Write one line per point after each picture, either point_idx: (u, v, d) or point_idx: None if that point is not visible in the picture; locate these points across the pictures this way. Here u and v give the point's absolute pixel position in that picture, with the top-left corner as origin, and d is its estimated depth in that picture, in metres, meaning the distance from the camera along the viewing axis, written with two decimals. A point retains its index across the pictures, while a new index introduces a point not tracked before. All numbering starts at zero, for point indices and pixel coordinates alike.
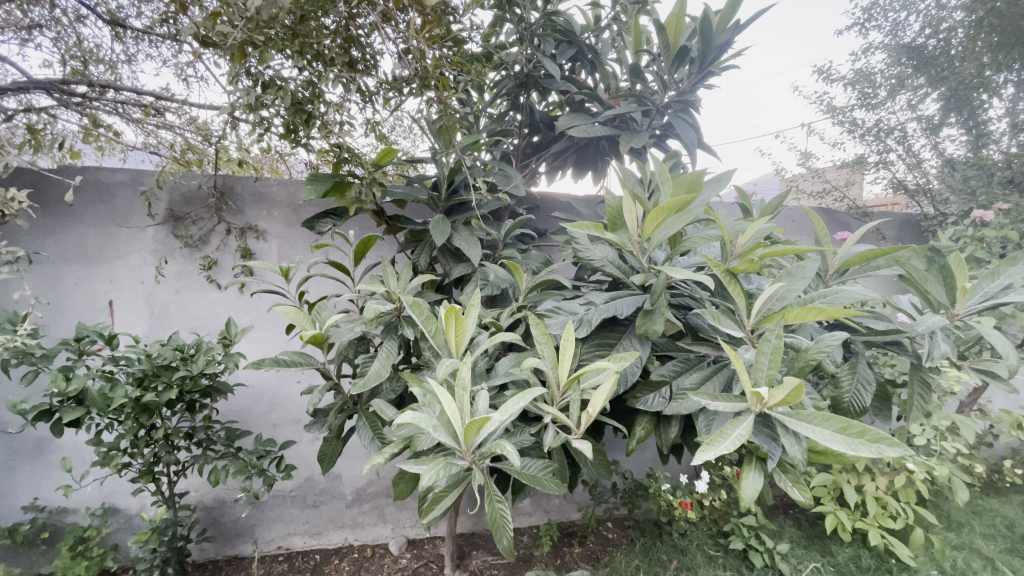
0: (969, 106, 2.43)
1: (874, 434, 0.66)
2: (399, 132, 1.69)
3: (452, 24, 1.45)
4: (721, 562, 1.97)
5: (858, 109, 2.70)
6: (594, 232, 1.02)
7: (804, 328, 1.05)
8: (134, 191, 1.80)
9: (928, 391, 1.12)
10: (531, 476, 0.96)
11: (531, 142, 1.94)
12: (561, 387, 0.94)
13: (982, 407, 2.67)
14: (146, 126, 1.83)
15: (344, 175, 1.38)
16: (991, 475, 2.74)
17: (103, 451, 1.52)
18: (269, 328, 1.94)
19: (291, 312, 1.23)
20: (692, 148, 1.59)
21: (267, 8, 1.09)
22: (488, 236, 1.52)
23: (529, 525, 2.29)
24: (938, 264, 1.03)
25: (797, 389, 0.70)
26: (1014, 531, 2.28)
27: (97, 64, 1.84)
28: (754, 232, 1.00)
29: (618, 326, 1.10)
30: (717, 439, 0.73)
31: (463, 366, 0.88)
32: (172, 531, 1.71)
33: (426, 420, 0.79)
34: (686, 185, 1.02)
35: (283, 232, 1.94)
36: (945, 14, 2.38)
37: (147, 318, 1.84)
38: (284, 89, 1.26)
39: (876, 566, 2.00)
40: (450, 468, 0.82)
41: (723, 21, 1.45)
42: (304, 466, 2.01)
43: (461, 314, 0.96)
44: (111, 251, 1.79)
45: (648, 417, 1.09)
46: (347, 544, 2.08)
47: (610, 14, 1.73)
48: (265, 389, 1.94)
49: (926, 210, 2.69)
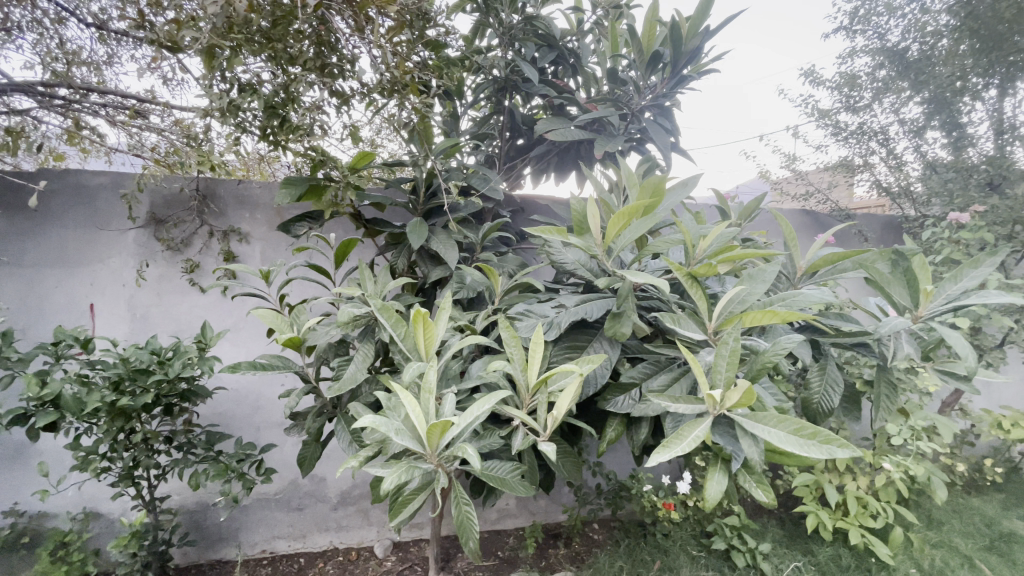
0: (949, 108, 2.44)
1: (826, 436, 0.67)
2: (383, 135, 1.67)
3: (429, 30, 1.46)
4: (703, 562, 1.98)
5: (843, 112, 2.70)
6: (558, 237, 1.04)
7: (771, 329, 1.06)
8: (114, 194, 1.80)
9: (894, 392, 1.13)
10: (499, 478, 0.95)
11: (515, 145, 1.95)
12: (529, 390, 0.94)
13: (963, 407, 2.70)
14: (130, 128, 1.82)
15: (320, 179, 1.37)
16: (972, 473, 2.78)
17: (81, 455, 1.51)
18: (251, 331, 1.94)
19: (268, 315, 1.24)
20: (667, 151, 1.60)
21: (225, 9, 1.10)
22: (466, 238, 1.53)
23: (514, 527, 2.30)
24: (902, 267, 1.04)
25: (749, 391, 0.72)
26: (992, 528, 2.31)
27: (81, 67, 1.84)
28: (718, 234, 1.01)
29: (589, 329, 1.11)
30: (674, 441, 0.75)
31: (429, 369, 0.88)
32: (153, 536, 1.70)
33: (388, 424, 0.79)
34: (649, 190, 0.99)
35: (266, 234, 1.94)
36: (929, 18, 2.39)
37: (129, 321, 1.83)
38: (259, 92, 1.27)
39: (856, 565, 2.02)
40: (414, 471, 0.82)
41: (694, 27, 1.47)
42: (287, 469, 2.01)
43: (430, 318, 0.96)
44: (92, 254, 1.78)
45: (618, 418, 1.09)
46: (332, 547, 2.08)
47: (592, 19, 1.76)
48: (247, 392, 1.94)
49: (908, 212, 2.77)
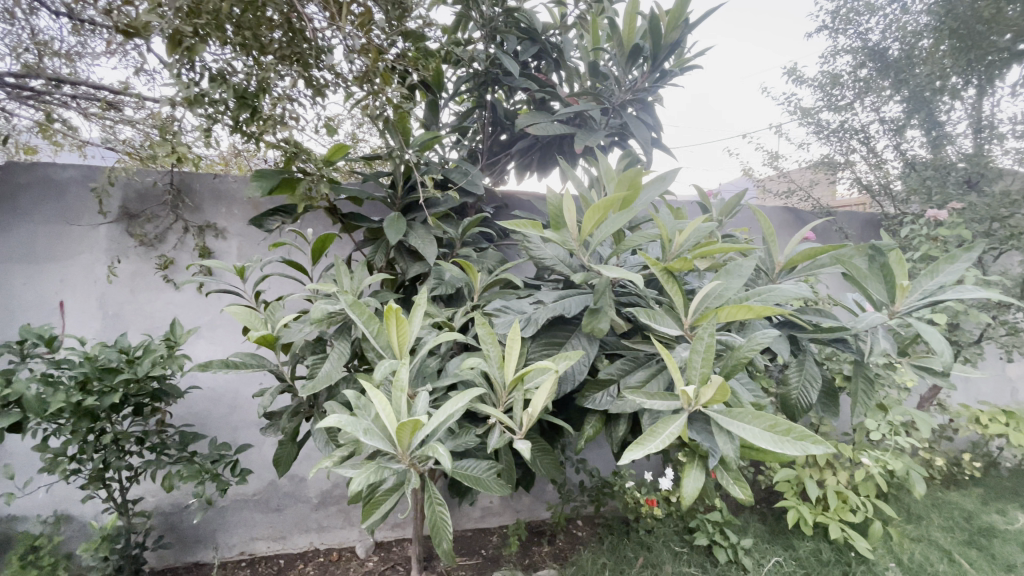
0: (928, 107, 2.46)
1: (800, 432, 0.66)
2: (362, 128, 1.64)
3: (409, 22, 1.43)
4: (686, 558, 1.98)
5: (825, 111, 2.71)
6: (534, 232, 1.03)
7: (749, 325, 1.06)
8: (85, 188, 1.74)
9: (871, 388, 1.13)
10: (475, 477, 0.93)
11: (498, 140, 1.91)
12: (505, 387, 0.92)
13: (941, 402, 2.74)
14: (103, 121, 1.77)
15: (293, 172, 1.35)
16: (951, 468, 2.83)
17: (49, 457, 1.46)
18: (227, 328, 1.89)
19: (241, 312, 1.20)
20: (648, 147, 1.59)
21: None
22: (446, 234, 1.50)
23: (498, 525, 2.28)
24: (879, 262, 1.03)
25: (723, 387, 0.71)
26: (970, 522, 2.35)
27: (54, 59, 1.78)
28: (694, 230, 1.01)
29: (568, 326, 1.10)
30: (648, 439, 0.74)
31: (401, 367, 0.86)
32: (125, 539, 1.66)
33: (356, 423, 0.77)
34: (626, 183, 0.99)
35: (243, 230, 1.89)
36: (909, 18, 2.41)
37: (100, 318, 1.77)
38: (229, 81, 1.24)
39: (836, 559, 2.04)
40: (383, 471, 0.80)
41: (675, 20, 1.48)
42: (264, 470, 1.97)
43: (403, 314, 0.93)
44: (61, 250, 1.73)
45: (597, 415, 1.08)
46: (313, 548, 2.05)
47: (574, 13, 1.75)
48: (224, 391, 1.89)
49: (887, 210, 2.80)
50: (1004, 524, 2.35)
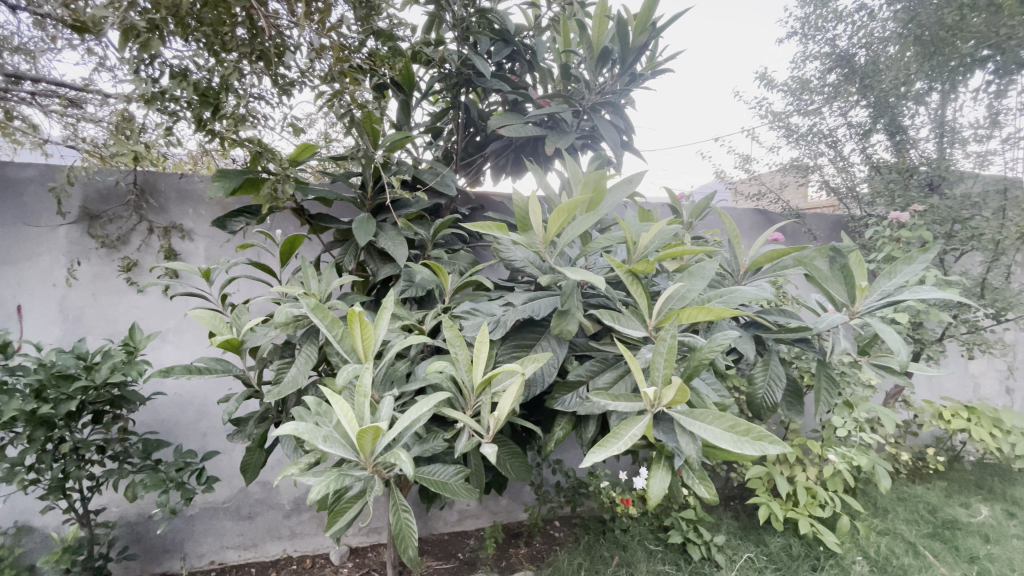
0: (892, 113, 2.52)
1: (758, 432, 0.68)
2: (333, 128, 1.62)
3: (379, 22, 1.42)
4: (660, 556, 2.00)
5: (795, 116, 2.81)
6: (500, 234, 1.02)
7: (715, 325, 1.07)
8: (43, 187, 1.68)
9: (833, 386, 1.16)
10: (441, 482, 0.92)
11: (473, 141, 1.89)
12: (473, 391, 0.92)
13: (906, 399, 2.83)
14: (64, 118, 1.70)
15: (258, 172, 1.31)
16: (916, 462, 2.92)
17: (5, 468, 1.40)
18: (194, 332, 1.85)
19: (204, 316, 1.16)
20: (617, 148, 1.61)
21: None
22: (417, 235, 1.49)
23: (475, 527, 2.28)
24: (839, 264, 1.05)
25: (683, 388, 0.72)
26: (935, 515, 2.43)
27: (11, 53, 1.68)
28: (660, 232, 1.02)
29: (537, 328, 1.10)
30: (611, 440, 0.74)
31: (365, 371, 0.84)
32: (88, 551, 1.60)
33: (315, 430, 0.75)
34: (591, 186, 1.00)
35: (210, 231, 1.85)
36: (876, 25, 2.51)
37: (60, 323, 1.71)
38: (189, 79, 1.21)
39: (805, 554, 2.08)
40: (344, 479, 0.78)
41: (644, 23, 1.50)
42: (234, 476, 1.92)
43: (367, 317, 0.91)
44: (18, 252, 1.66)
45: (567, 417, 1.08)
46: (286, 556, 2.01)
47: (547, 14, 1.76)
48: (192, 397, 1.85)
49: (854, 211, 2.84)
50: (966, 517, 2.42)
